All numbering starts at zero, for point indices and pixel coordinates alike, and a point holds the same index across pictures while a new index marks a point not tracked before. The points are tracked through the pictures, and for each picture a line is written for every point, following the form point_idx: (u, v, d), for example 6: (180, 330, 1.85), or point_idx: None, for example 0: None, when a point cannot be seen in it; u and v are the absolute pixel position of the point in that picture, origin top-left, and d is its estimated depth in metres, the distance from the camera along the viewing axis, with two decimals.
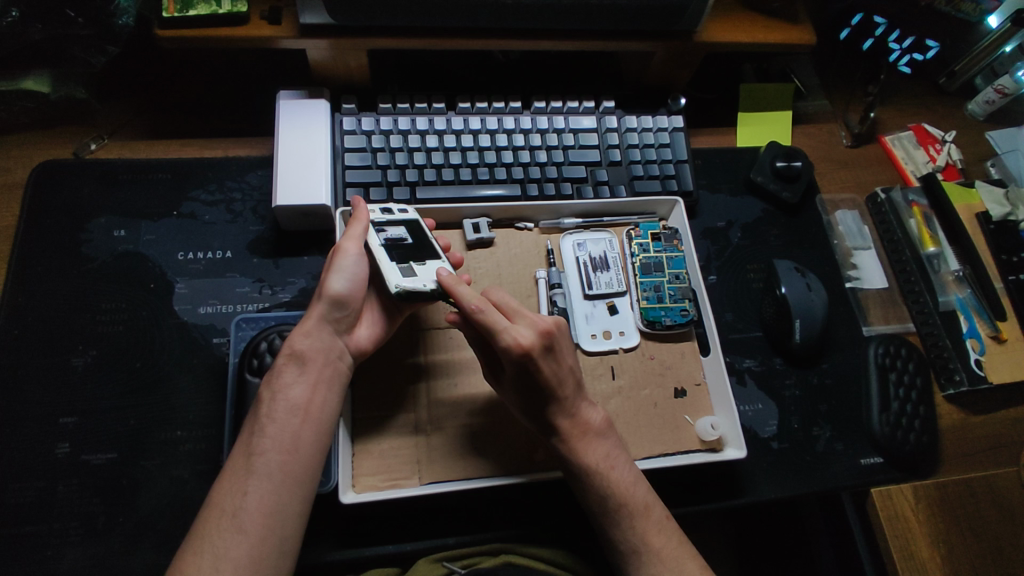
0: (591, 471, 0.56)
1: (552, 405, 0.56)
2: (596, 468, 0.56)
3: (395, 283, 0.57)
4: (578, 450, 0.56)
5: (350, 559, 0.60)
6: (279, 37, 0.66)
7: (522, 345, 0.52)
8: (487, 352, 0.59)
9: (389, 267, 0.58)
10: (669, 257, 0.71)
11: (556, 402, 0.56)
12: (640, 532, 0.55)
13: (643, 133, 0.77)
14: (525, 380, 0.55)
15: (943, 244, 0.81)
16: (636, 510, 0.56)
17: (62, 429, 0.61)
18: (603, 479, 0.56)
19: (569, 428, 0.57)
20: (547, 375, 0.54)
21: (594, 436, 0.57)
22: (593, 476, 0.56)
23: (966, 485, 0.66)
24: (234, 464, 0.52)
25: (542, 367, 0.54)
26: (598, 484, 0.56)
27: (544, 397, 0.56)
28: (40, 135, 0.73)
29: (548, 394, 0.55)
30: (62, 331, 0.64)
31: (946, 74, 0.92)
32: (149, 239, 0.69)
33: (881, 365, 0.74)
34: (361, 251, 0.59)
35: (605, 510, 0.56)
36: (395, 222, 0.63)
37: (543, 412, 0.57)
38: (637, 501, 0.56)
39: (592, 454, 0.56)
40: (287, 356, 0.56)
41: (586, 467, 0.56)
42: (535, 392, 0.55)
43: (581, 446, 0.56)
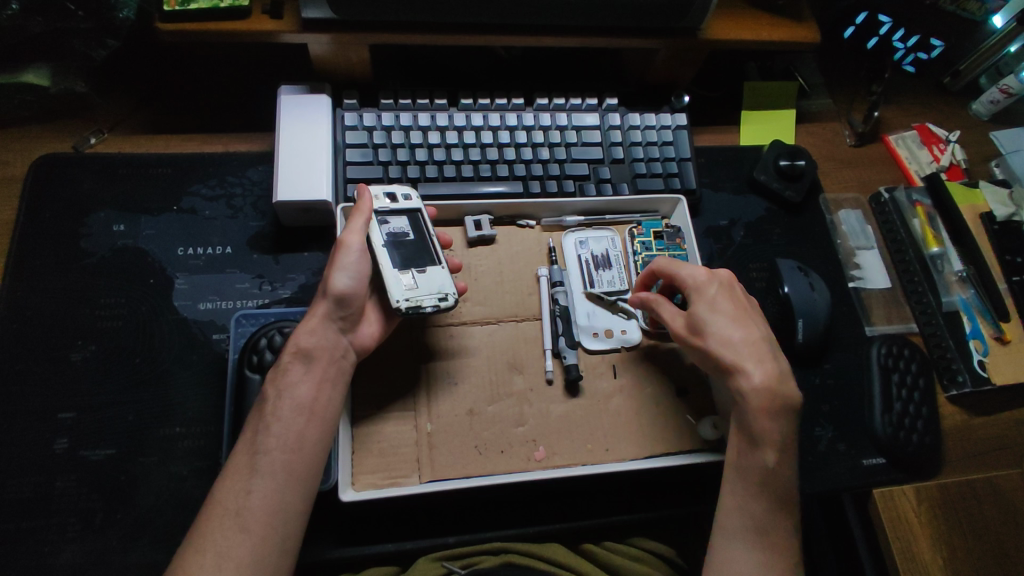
0: (765, 440, 0.55)
1: (733, 330, 0.58)
2: (769, 434, 0.55)
3: (398, 298, 0.58)
4: (766, 416, 0.55)
5: (350, 557, 0.59)
6: (280, 31, 0.65)
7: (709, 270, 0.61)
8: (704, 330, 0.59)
9: (391, 276, 0.58)
10: (672, 256, 0.71)
11: (745, 330, 0.58)
12: (772, 513, 0.54)
13: (646, 131, 0.77)
14: (714, 303, 0.59)
15: (947, 244, 0.80)
16: (781, 492, 0.55)
17: (60, 425, 0.61)
18: (769, 450, 0.55)
19: (766, 372, 0.56)
20: (725, 298, 0.60)
21: (787, 408, 0.56)
22: (768, 443, 0.55)
23: (969, 486, 0.66)
24: (237, 462, 0.51)
25: (726, 291, 0.60)
26: (760, 455, 0.55)
27: (712, 322, 0.58)
28: (40, 129, 0.72)
29: (718, 317, 0.58)
30: (61, 326, 0.64)
31: (951, 74, 0.91)
32: (148, 234, 0.69)
33: (884, 365, 0.73)
34: (364, 247, 0.58)
35: (752, 481, 0.54)
36: (398, 212, 0.62)
37: (733, 346, 0.57)
38: (784, 484, 0.55)
39: (775, 423, 0.55)
40: (293, 353, 0.56)
41: (761, 433, 0.55)
42: (715, 317, 0.58)
43: (768, 407, 0.55)
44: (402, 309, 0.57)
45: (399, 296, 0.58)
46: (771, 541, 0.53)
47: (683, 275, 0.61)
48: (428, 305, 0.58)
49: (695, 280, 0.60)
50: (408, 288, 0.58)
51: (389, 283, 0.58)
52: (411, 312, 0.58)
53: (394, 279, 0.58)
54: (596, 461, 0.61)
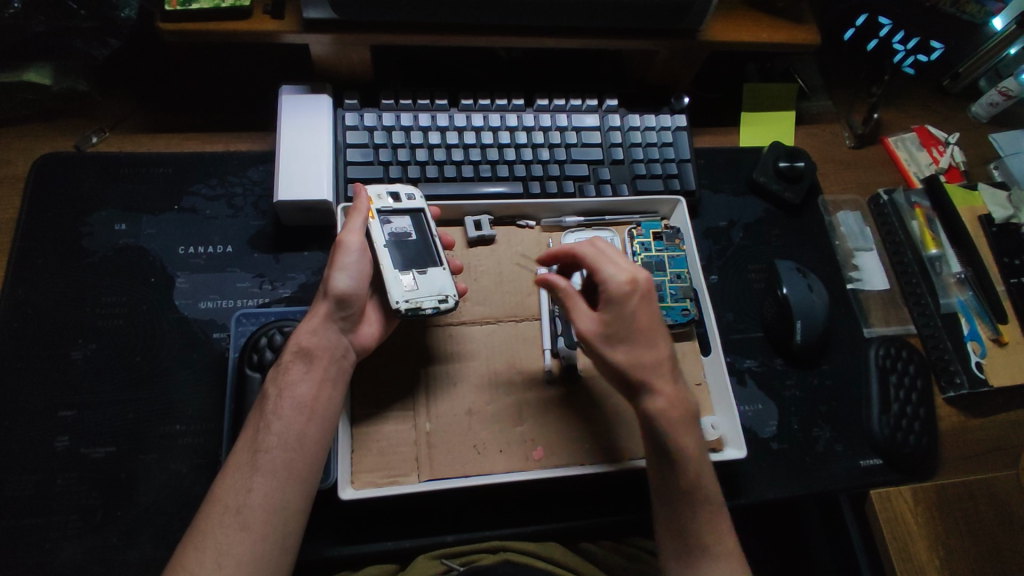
0: (682, 453, 0.55)
1: (643, 348, 0.56)
2: (683, 448, 0.55)
3: (397, 299, 0.58)
4: (678, 431, 0.55)
5: (348, 555, 0.59)
6: (282, 31, 0.66)
7: (632, 276, 0.57)
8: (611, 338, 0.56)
9: (392, 276, 0.58)
10: (670, 257, 0.71)
11: (657, 346, 0.57)
12: (708, 528, 0.55)
13: (646, 132, 0.77)
14: (629, 316, 0.56)
15: (945, 246, 0.80)
16: (710, 504, 0.55)
17: (61, 422, 0.61)
18: (691, 465, 0.55)
19: (671, 388, 0.56)
20: (643, 311, 0.57)
21: (692, 421, 0.57)
22: (685, 458, 0.55)
23: (965, 487, 0.66)
24: (237, 460, 0.52)
25: (645, 301, 0.57)
26: (682, 471, 0.55)
27: (625, 337, 0.56)
28: (41, 128, 0.72)
29: (633, 334, 0.56)
30: (62, 325, 0.64)
31: (951, 76, 0.91)
32: (149, 233, 0.69)
33: (882, 366, 0.74)
34: (363, 247, 0.58)
35: (680, 498, 0.55)
36: (400, 212, 0.62)
37: (639, 363, 0.56)
38: (711, 496, 0.56)
39: (687, 437, 0.56)
40: (294, 352, 0.56)
41: (679, 449, 0.55)
42: (627, 331, 0.56)
43: (678, 425, 0.56)
44: (401, 312, 0.57)
45: (399, 296, 0.58)
46: (717, 547, 0.54)
47: (608, 278, 0.57)
48: (428, 308, 0.58)
49: (618, 288, 0.56)
50: (408, 289, 0.58)
51: (390, 284, 0.58)
52: (411, 314, 0.58)
53: (394, 279, 0.58)
54: (593, 461, 0.62)
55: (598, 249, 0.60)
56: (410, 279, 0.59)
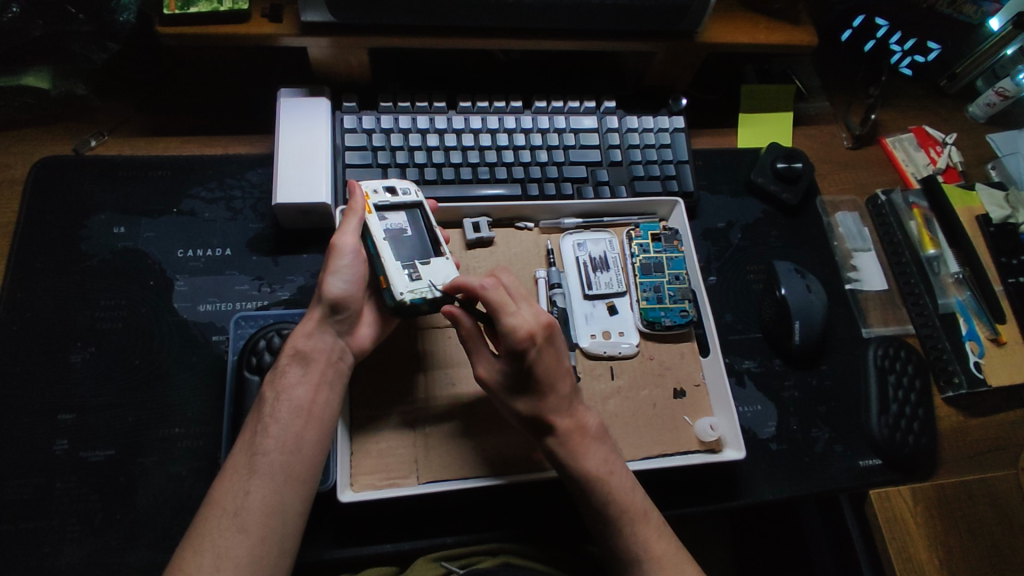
0: (591, 478, 0.56)
1: (542, 395, 0.56)
2: (591, 473, 0.56)
3: (402, 290, 0.57)
4: (583, 455, 0.56)
5: (347, 557, 0.59)
6: (280, 34, 0.66)
7: (532, 329, 0.54)
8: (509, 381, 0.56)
9: (394, 268, 0.57)
10: (670, 257, 0.71)
11: (555, 388, 0.57)
12: (640, 538, 0.56)
13: (644, 133, 0.77)
14: (530, 368, 0.55)
15: (943, 247, 0.81)
16: (637, 514, 0.56)
17: (60, 426, 0.61)
18: (601, 486, 0.56)
19: (572, 420, 0.57)
20: (543, 360, 0.56)
21: (599, 445, 0.58)
22: (596, 480, 0.56)
23: (963, 487, 0.66)
24: (235, 463, 0.52)
25: (544, 349, 0.55)
26: (596, 491, 0.56)
27: (525, 387, 0.56)
28: (39, 132, 0.72)
29: (534, 384, 0.56)
30: (61, 328, 0.64)
31: (947, 77, 0.92)
32: (148, 236, 0.69)
33: (881, 366, 0.74)
34: (357, 249, 0.58)
35: (604, 513, 0.56)
36: (394, 208, 0.62)
37: (540, 407, 0.56)
38: (631, 509, 0.56)
39: (593, 459, 0.56)
40: (290, 355, 0.56)
41: (586, 475, 0.56)
42: (528, 381, 0.56)
43: (582, 457, 0.56)
44: (405, 300, 0.56)
45: (401, 287, 0.57)
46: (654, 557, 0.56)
47: (505, 335, 0.54)
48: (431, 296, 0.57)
49: (518, 338, 0.54)
50: (411, 280, 0.57)
51: (392, 275, 0.57)
52: (415, 304, 0.57)
53: (394, 270, 0.58)
54: None
55: (501, 290, 0.56)
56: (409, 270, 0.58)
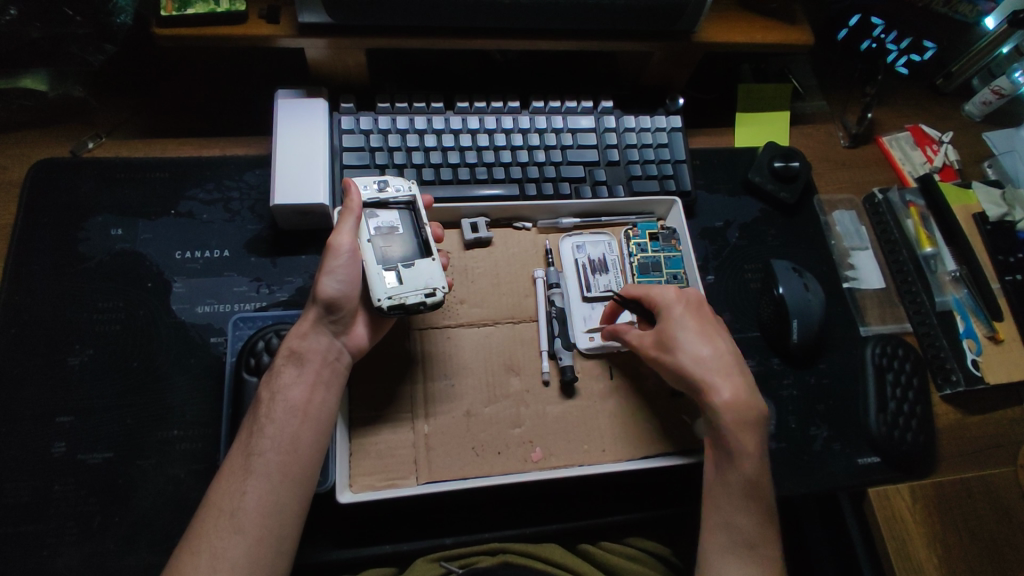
0: (743, 451, 0.56)
1: (701, 348, 0.59)
2: (747, 447, 0.56)
3: (380, 297, 0.57)
4: (739, 429, 0.56)
5: (346, 559, 0.59)
6: (278, 36, 0.66)
7: (679, 291, 0.62)
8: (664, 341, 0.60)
9: (375, 273, 0.57)
10: (667, 257, 0.72)
11: (713, 346, 0.59)
12: (760, 526, 0.55)
13: (641, 133, 0.77)
14: (682, 321, 0.60)
15: (940, 245, 0.81)
16: (763, 502, 0.56)
17: (58, 429, 0.61)
18: (748, 464, 0.56)
19: (734, 385, 0.57)
20: (691, 315, 0.61)
21: (757, 420, 0.57)
22: (748, 457, 0.56)
23: (962, 484, 0.66)
24: (231, 464, 0.52)
25: (693, 309, 0.61)
26: (740, 470, 0.56)
27: (681, 338, 0.59)
28: (35, 133, 0.72)
29: (686, 334, 0.59)
30: (58, 330, 0.64)
31: (944, 75, 0.92)
32: (146, 238, 0.69)
33: (878, 365, 0.74)
34: (353, 248, 0.57)
35: (734, 495, 0.56)
36: (387, 203, 0.62)
37: (701, 361, 0.58)
38: (766, 496, 0.56)
39: (750, 436, 0.56)
40: (286, 355, 0.57)
41: (740, 447, 0.56)
42: (680, 333, 0.59)
43: (741, 419, 0.56)
44: (384, 308, 0.57)
45: (379, 293, 0.57)
46: (765, 551, 0.55)
47: (654, 297, 0.62)
48: (411, 301, 0.57)
49: (664, 299, 0.61)
50: (391, 285, 0.57)
51: (374, 280, 0.57)
52: (395, 310, 0.57)
53: (376, 273, 0.57)
54: (592, 462, 0.62)
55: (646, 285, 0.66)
56: (391, 273, 0.58)
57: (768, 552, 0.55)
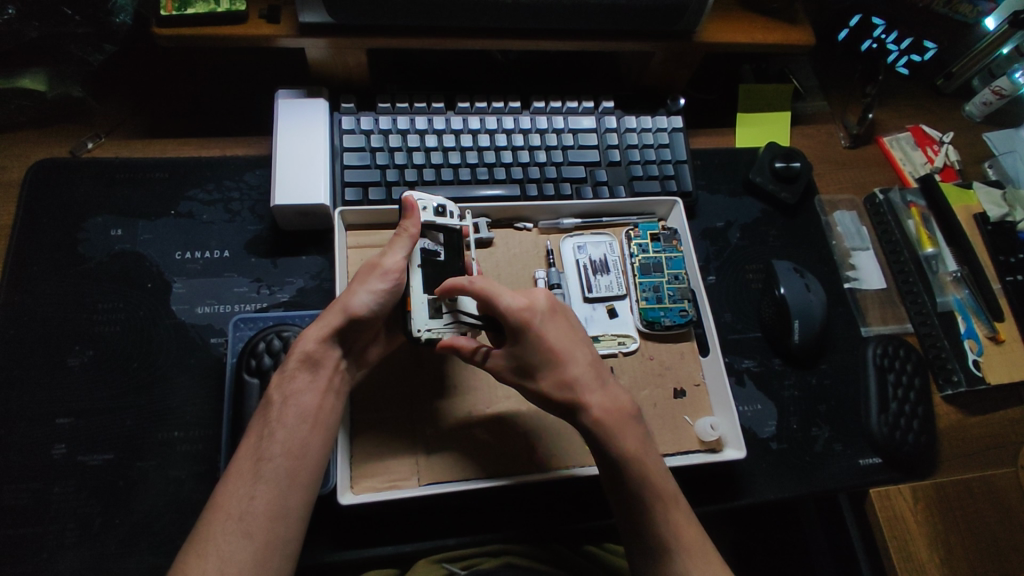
0: (630, 460, 0.54)
1: (563, 369, 0.56)
2: (632, 457, 0.55)
3: (420, 327, 0.57)
4: (623, 438, 0.55)
5: (348, 560, 0.59)
6: (278, 36, 0.66)
7: (528, 299, 0.56)
8: (524, 366, 0.56)
9: (420, 302, 0.57)
10: (669, 257, 0.71)
11: (573, 360, 0.56)
12: (672, 524, 0.54)
13: (642, 133, 0.77)
14: (541, 340, 0.55)
15: (941, 245, 0.81)
16: (672, 504, 0.55)
17: (58, 430, 0.61)
18: (638, 467, 0.54)
19: (603, 399, 0.56)
20: (546, 331, 0.56)
21: (631, 420, 0.56)
22: (637, 468, 0.54)
23: (963, 484, 0.67)
24: (239, 467, 0.51)
25: (551, 321, 0.56)
26: (634, 475, 0.54)
27: (541, 361, 0.55)
28: (34, 134, 0.72)
29: (548, 357, 0.55)
30: (57, 332, 0.64)
31: (944, 76, 0.92)
32: (146, 239, 0.69)
33: (880, 365, 0.74)
34: (400, 275, 0.57)
35: (637, 504, 0.54)
36: (438, 227, 0.61)
37: (568, 383, 0.56)
38: (666, 490, 0.55)
39: (632, 443, 0.55)
40: (299, 360, 0.55)
41: (623, 455, 0.54)
42: (541, 355, 0.55)
43: (616, 430, 0.55)
44: (417, 338, 0.57)
45: (417, 322, 0.57)
46: None
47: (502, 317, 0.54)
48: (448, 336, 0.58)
49: (514, 315, 0.54)
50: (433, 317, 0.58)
51: (417, 309, 0.57)
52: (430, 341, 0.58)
53: (421, 305, 0.58)
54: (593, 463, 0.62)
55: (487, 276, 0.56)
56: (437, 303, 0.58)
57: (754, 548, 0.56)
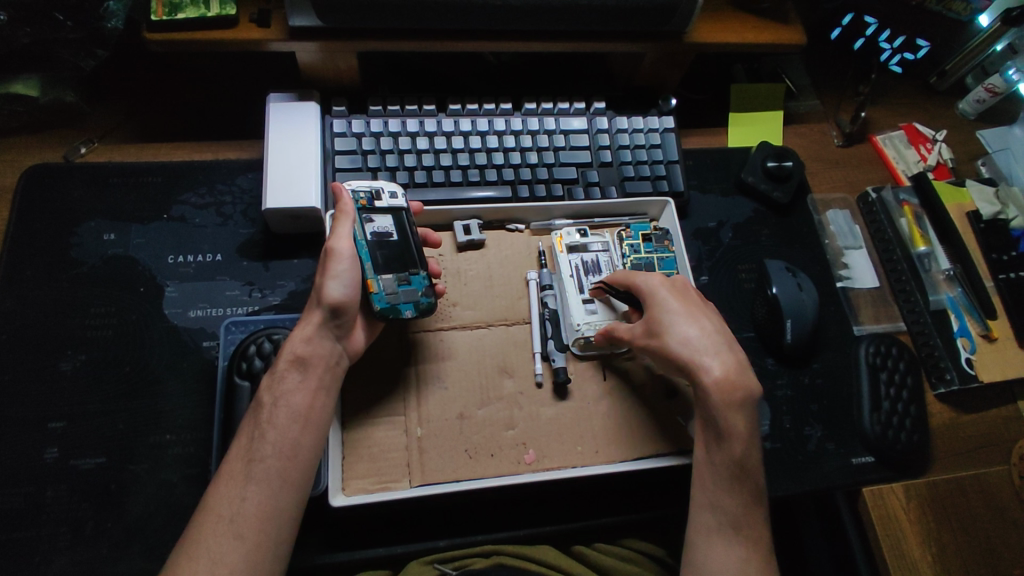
0: (732, 434, 0.55)
1: (688, 330, 0.58)
2: (736, 427, 0.56)
3: (579, 322, 0.64)
4: (731, 410, 0.56)
5: (339, 563, 0.59)
6: (269, 39, 0.66)
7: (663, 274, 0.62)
8: (652, 326, 0.59)
9: (575, 302, 0.65)
10: (660, 258, 0.72)
11: (698, 326, 0.59)
12: (745, 508, 0.55)
13: (633, 134, 0.77)
14: (667, 305, 0.60)
15: (933, 244, 0.81)
16: (752, 485, 0.56)
17: (50, 434, 0.61)
18: (739, 445, 0.56)
19: (725, 363, 0.57)
20: (676, 297, 0.60)
21: (749, 401, 0.57)
22: (737, 438, 0.56)
23: (956, 483, 0.66)
24: (230, 469, 0.51)
25: (678, 292, 0.61)
26: (733, 452, 0.55)
27: (667, 321, 0.59)
28: (27, 139, 0.72)
29: (674, 317, 0.59)
30: (50, 336, 0.64)
31: (937, 74, 0.92)
32: (138, 243, 0.69)
33: (872, 364, 0.74)
34: (354, 252, 0.58)
35: (725, 474, 0.55)
36: (381, 210, 0.63)
37: (691, 343, 0.58)
38: (757, 480, 0.56)
39: (739, 417, 0.56)
40: (288, 361, 0.55)
41: (730, 429, 0.55)
42: (666, 316, 0.59)
43: (733, 400, 0.56)
44: (386, 316, 0.60)
45: (378, 301, 0.59)
46: (750, 533, 0.55)
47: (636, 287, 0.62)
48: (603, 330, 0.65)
49: (647, 284, 0.61)
50: (587, 314, 0.65)
51: (377, 289, 0.60)
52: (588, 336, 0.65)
53: (380, 284, 0.60)
54: (585, 463, 0.62)
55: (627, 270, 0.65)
56: (394, 281, 0.60)
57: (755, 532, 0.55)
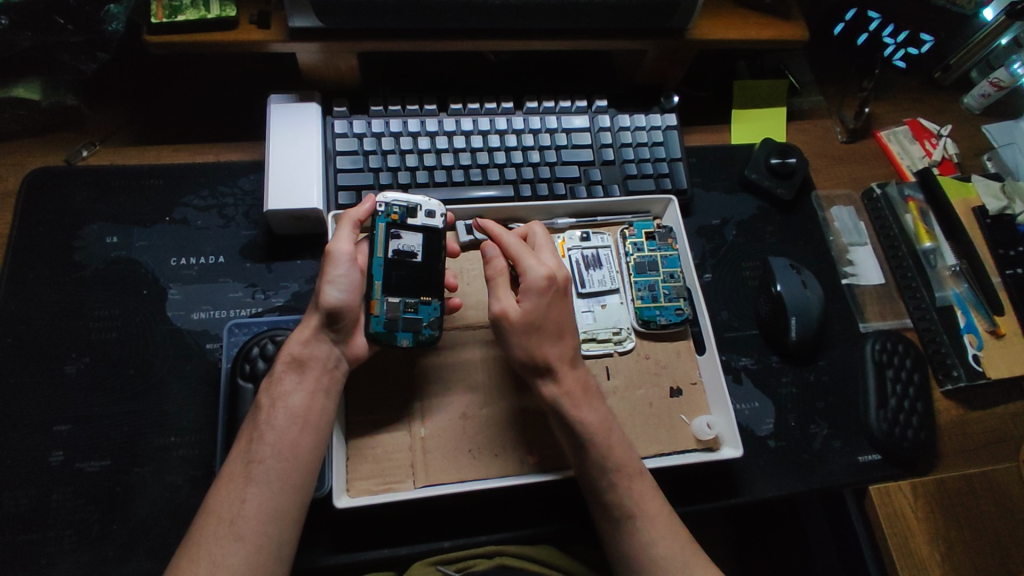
0: (592, 433, 0.56)
1: (549, 339, 0.58)
2: (591, 426, 0.56)
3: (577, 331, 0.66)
4: (579, 408, 0.57)
5: (344, 563, 0.59)
6: (269, 41, 0.66)
7: (551, 270, 0.59)
8: (525, 325, 0.57)
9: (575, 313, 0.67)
10: (664, 256, 0.71)
11: (560, 340, 0.58)
12: (634, 493, 0.55)
13: (636, 132, 0.77)
14: (544, 308, 0.58)
15: (939, 239, 0.80)
16: (634, 473, 0.56)
17: (55, 438, 0.61)
18: (601, 440, 0.56)
19: (571, 380, 0.58)
20: (554, 305, 0.58)
21: (596, 403, 0.58)
22: (596, 438, 0.56)
23: (964, 479, 0.66)
24: (231, 471, 0.52)
25: (557, 298, 0.59)
26: (593, 444, 0.56)
27: (539, 327, 0.57)
28: (29, 143, 0.72)
29: (547, 327, 0.58)
30: (54, 339, 0.64)
31: (941, 69, 0.91)
32: (141, 246, 0.69)
33: (878, 361, 0.73)
34: (352, 257, 0.57)
35: (596, 471, 0.56)
36: (412, 228, 0.62)
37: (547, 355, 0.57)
38: (628, 464, 0.56)
39: (588, 414, 0.57)
40: (286, 362, 0.56)
41: (586, 426, 0.56)
42: (539, 323, 0.57)
43: (583, 411, 0.57)
44: (378, 340, 0.59)
45: (375, 324, 0.59)
46: (649, 518, 0.55)
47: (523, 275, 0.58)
48: (601, 337, 0.67)
49: (533, 279, 0.58)
50: (586, 322, 0.67)
51: (378, 312, 0.59)
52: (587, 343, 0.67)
53: (383, 308, 0.60)
54: None
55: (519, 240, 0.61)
56: (400, 307, 0.60)
57: (657, 512, 0.56)
